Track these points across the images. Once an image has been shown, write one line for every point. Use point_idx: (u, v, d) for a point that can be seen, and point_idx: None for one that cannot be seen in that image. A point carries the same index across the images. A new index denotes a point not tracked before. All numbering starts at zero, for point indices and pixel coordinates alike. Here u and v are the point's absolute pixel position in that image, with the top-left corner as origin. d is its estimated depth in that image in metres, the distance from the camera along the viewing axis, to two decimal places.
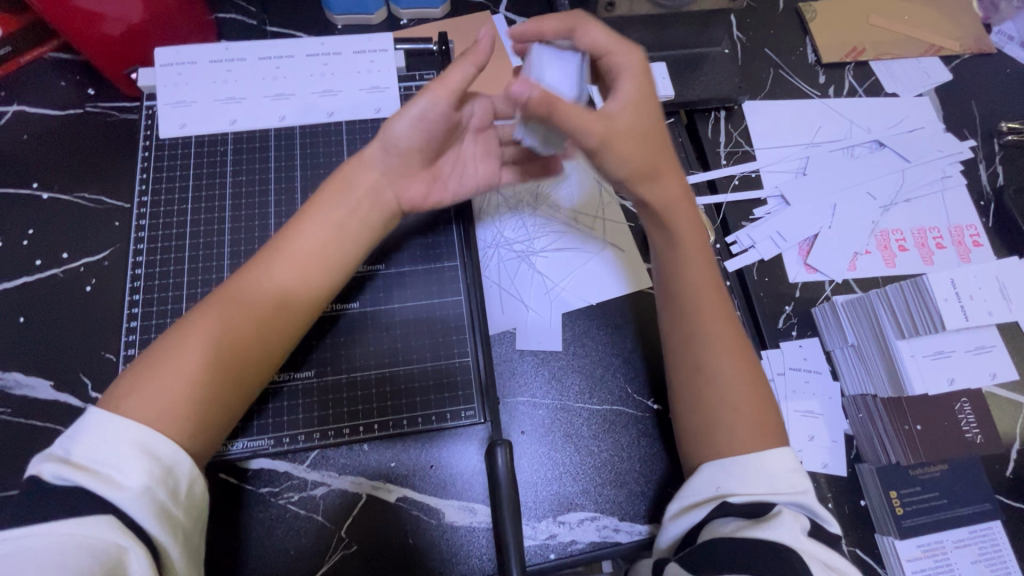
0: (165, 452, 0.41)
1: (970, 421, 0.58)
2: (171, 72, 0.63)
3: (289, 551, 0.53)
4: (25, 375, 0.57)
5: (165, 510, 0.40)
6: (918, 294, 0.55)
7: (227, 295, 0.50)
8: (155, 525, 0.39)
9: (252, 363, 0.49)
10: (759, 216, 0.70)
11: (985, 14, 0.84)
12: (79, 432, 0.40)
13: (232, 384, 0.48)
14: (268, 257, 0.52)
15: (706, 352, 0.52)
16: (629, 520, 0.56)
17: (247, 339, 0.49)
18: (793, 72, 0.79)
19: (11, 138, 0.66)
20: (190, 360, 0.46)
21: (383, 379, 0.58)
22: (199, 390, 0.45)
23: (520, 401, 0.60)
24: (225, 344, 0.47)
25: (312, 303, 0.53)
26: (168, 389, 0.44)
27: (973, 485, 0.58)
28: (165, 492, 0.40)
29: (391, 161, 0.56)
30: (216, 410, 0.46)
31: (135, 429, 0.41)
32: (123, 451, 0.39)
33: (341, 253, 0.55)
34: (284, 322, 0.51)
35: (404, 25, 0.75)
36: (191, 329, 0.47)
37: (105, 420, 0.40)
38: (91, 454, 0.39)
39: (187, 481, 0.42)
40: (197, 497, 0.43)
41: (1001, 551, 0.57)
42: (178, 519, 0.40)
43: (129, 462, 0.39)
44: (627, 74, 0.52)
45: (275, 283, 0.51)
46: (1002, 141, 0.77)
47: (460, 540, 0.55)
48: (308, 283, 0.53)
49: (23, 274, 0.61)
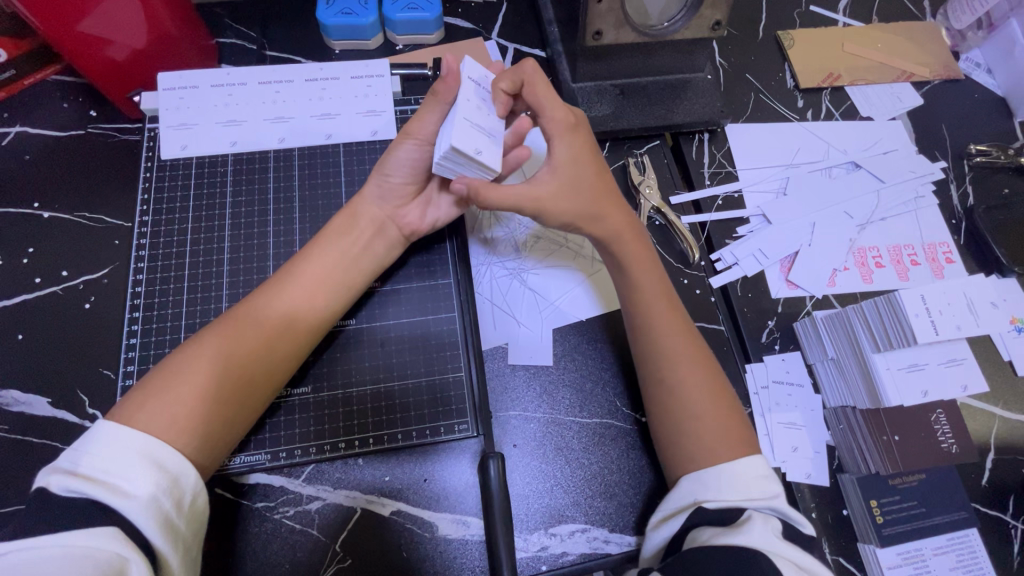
0: (171, 464, 0.43)
1: (946, 432, 0.61)
2: (173, 96, 0.66)
3: (283, 566, 0.54)
4: (23, 393, 0.58)
5: (169, 521, 0.41)
6: (890, 310, 0.58)
7: (238, 315, 0.52)
8: (159, 535, 0.40)
9: (260, 378, 0.51)
10: (742, 233, 0.73)
11: (953, 43, 0.88)
12: (85, 444, 0.41)
13: (239, 399, 0.50)
14: (278, 281, 0.55)
15: (663, 364, 0.56)
16: (619, 531, 0.58)
17: (256, 356, 0.51)
18: (773, 97, 0.83)
19: (14, 158, 0.67)
20: (201, 374, 0.48)
21: (378, 395, 0.59)
22: (208, 402, 0.47)
23: (512, 414, 0.62)
24: (234, 361, 0.50)
25: (317, 324, 0.55)
26: (178, 402, 0.46)
27: (950, 494, 0.60)
28: (170, 502, 0.41)
29: (385, 199, 0.60)
30: (223, 422, 0.48)
31: (143, 440, 0.42)
32: (129, 463, 0.41)
33: (344, 279, 0.58)
34: (291, 341, 0.53)
35: (399, 50, 0.78)
36: (202, 346, 0.49)
37: (113, 432, 0.42)
38: (98, 466, 0.40)
39: (190, 493, 0.43)
40: (198, 508, 0.44)
41: (978, 558, 0.59)
42: (180, 530, 0.42)
43: (136, 474, 0.41)
44: (559, 136, 0.57)
45: (286, 305, 0.54)
46: (972, 162, 0.80)
47: (453, 552, 0.55)
48: (312, 306, 0.55)
49: (22, 292, 0.62)
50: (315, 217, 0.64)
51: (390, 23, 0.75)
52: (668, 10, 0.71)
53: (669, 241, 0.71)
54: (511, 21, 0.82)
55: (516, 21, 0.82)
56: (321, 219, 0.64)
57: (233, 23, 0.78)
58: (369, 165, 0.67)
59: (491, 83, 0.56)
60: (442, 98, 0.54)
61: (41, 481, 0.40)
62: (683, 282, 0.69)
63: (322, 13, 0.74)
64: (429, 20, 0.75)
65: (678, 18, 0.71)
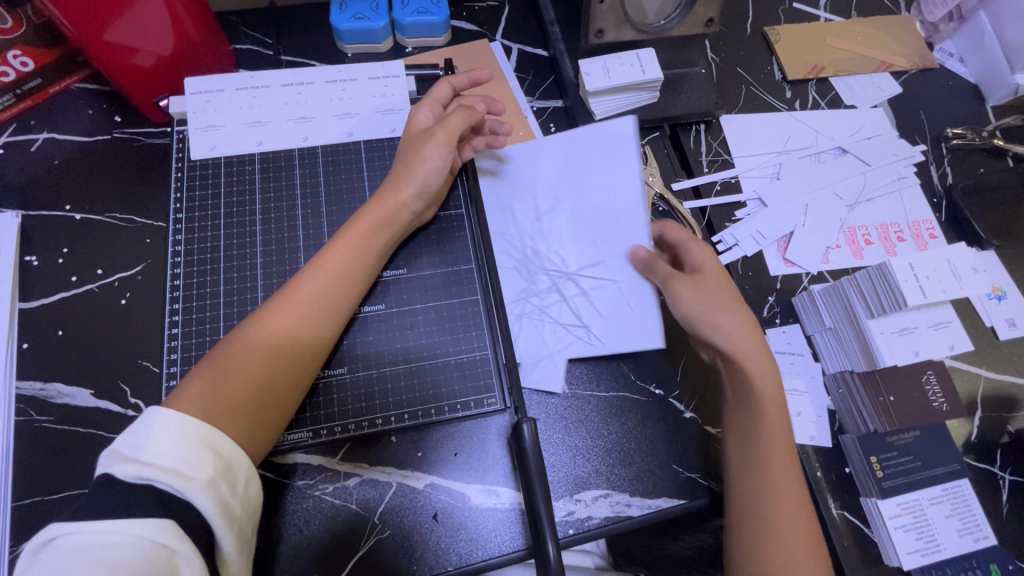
0: (225, 450, 0.46)
1: (936, 392, 0.66)
2: (200, 99, 0.69)
3: (325, 539, 0.57)
4: (67, 385, 0.60)
5: (225, 504, 0.44)
6: (882, 278, 0.62)
7: (269, 312, 0.55)
8: (217, 517, 0.43)
9: (305, 361, 0.55)
10: (740, 217, 0.78)
11: (927, 35, 0.94)
12: (144, 432, 0.44)
13: (288, 382, 0.54)
14: (302, 277, 0.58)
15: (769, 507, 0.55)
16: (640, 495, 0.61)
17: (300, 341, 0.55)
18: (763, 89, 0.88)
19: (44, 163, 0.70)
20: (253, 365, 0.52)
21: (410, 372, 0.62)
22: (263, 390, 0.52)
23: (533, 391, 0.65)
24: (283, 349, 0.54)
25: (350, 303, 0.59)
26: (235, 392, 0.50)
27: (943, 448, 0.65)
28: (225, 486, 0.45)
29: (423, 203, 0.65)
30: (271, 406, 0.52)
31: (199, 430, 0.45)
32: (187, 450, 0.44)
33: (367, 265, 0.61)
34: (329, 321, 0.57)
35: (409, 53, 0.82)
36: (245, 341, 0.53)
37: (170, 421, 0.45)
38: (158, 452, 0.43)
39: (243, 477, 0.47)
40: (250, 493, 0.47)
41: (971, 507, 0.64)
42: (235, 512, 0.45)
43: (195, 460, 0.44)
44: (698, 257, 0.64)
45: (317, 292, 0.57)
46: (949, 145, 0.86)
47: (484, 520, 0.59)
48: (346, 291, 0.59)
49: (59, 290, 0.64)
50: (341, 211, 0.67)
51: (401, 27, 0.79)
52: (663, 9, 0.76)
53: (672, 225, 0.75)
54: (514, 23, 0.86)
55: (519, 23, 0.87)
56: (345, 212, 0.67)
57: (249, 30, 0.81)
58: (390, 160, 0.71)
59: (607, 79, 0.74)
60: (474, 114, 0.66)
61: (107, 465, 0.44)
62: None
63: (336, 19, 0.77)
64: (437, 23, 0.79)
65: (673, 15, 0.76)
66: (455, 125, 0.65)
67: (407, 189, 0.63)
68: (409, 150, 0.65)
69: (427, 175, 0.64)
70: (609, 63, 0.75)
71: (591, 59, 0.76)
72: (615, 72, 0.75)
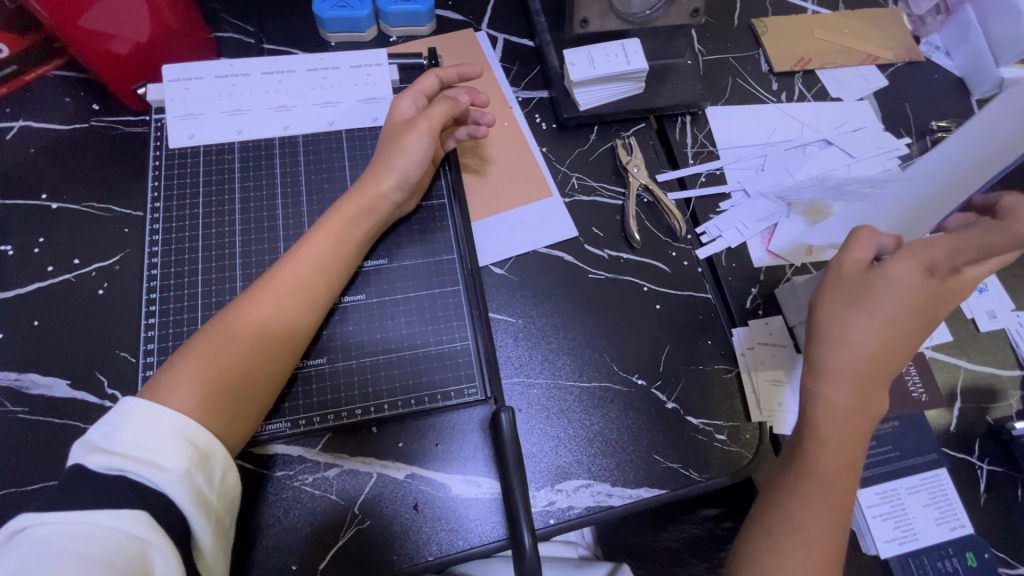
0: (200, 440, 0.45)
1: (916, 382, 0.67)
2: (179, 87, 0.68)
3: (304, 529, 0.57)
4: (42, 376, 0.60)
5: (201, 495, 0.44)
6: None
7: (250, 300, 0.55)
8: (192, 508, 0.43)
9: (286, 350, 0.55)
10: (724, 208, 0.78)
11: (914, 28, 0.95)
12: (117, 422, 0.44)
13: (268, 373, 0.54)
14: (283, 265, 0.57)
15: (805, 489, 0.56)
16: (621, 485, 0.61)
17: (280, 331, 0.55)
18: (750, 81, 0.87)
19: (19, 151, 0.69)
20: (232, 355, 0.52)
21: (390, 363, 0.62)
22: (242, 380, 0.51)
23: (515, 381, 0.65)
24: (262, 340, 0.54)
25: (331, 292, 0.59)
26: (213, 382, 0.50)
27: (920, 438, 0.66)
28: (201, 477, 0.44)
29: (405, 193, 0.65)
30: (251, 396, 0.52)
31: (173, 421, 0.45)
32: (162, 440, 0.43)
33: (348, 256, 0.61)
34: (310, 310, 0.57)
35: (393, 42, 0.81)
36: (224, 331, 0.53)
37: (144, 410, 0.44)
38: (131, 443, 0.43)
39: (221, 468, 0.46)
40: (229, 484, 0.47)
41: (949, 496, 0.64)
42: (212, 503, 0.45)
43: (169, 451, 0.43)
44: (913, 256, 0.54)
45: (298, 281, 0.57)
46: (933, 138, 0.86)
47: (465, 511, 0.58)
48: (328, 280, 0.59)
49: (35, 280, 0.63)
50: (322, 200, 0.67)
51: (384, 15, 0.78)
52: None
53: (656, 216, 0.75)
54: (499, 13, 0.86)
55: (504, 13, 0.86)
56: (326, 201, 0.67)
57: (230, 17, 0.80)
58: (372, 150, 0.70)
59: (592, 69, 0.74)
60: (456, 105, 0.66)
61: (79, 455, 0.43)
62: (672, 255, 0.73)
63: (318, 7, 0.76)
64: (421, 12, 0.78)
65: (658, 5, 0.75)
66: (437, 116, 0.64)
67: (388, 179, 0.63)
68: (391, 138, 0.65)
69: (407, 167, 0.63)
70: (593, 54, 0.75)
71: (576, 48, 0.76)
72: (601, 62, 0.74)
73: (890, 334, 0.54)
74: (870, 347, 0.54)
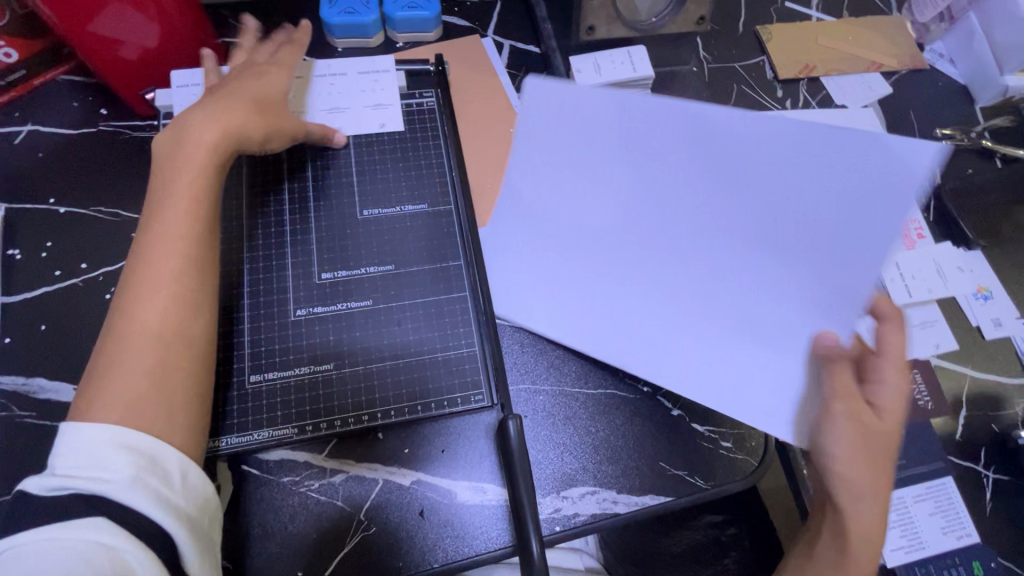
0: (140, 443, 0.44)
1: (923, 392, 0.68)
2: (186, 92, 0.68)
3: (311, 536, 0.57)
4: (49, 380, 0.60)
5: (159, 496, 0.42)
6: None
7: (135, 284, 0.50)
8: (151, 508, 0.41)
9: (184, 311, 0.50)
10: None
11: (918, 36, 0.95)
12: (58, 448, 0.43)
13: (180, 343, 0.49)
14: (153, 235, 0.52)
15: None
16: (627, 492, 0.61)
17: (168, 296, 0.50)
18: (755, 88, 0.88)
19: (28, 155, 0.69)
20: (135, 353, 0.47)
21: (398, 369, 0.62)
22: (155, 366, 0.47)
23: (521, 387, 0.65)
24: (158, 316, 0.49)
25: (200, 229, 0.53)
26: (126, 389, 0.46)
27: (927, 447, 0.66)
28: (155, 479, 0.43)
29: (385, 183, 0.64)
30: (169, 372, 0.48)
31: (109, 431, 0.43)
32: (102, 452, 0.42)
33: (205, 194, 0.55)
34: (186, 259, 0.52)
35: (400, 48, 0.81)
36: (117, 341, 0.48)
37: (74, 433, 0.43)
38: (73, 463, 0.42)
39: (175, 470, 0.45)
40: (192, 484, 0.46)
41: (954, 505, 0.64)
42: (177, 504, 0.43)
43: (112, 459, 0.42)
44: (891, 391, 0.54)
45: (165, 242, 0.51)
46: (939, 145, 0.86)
47: (471, 517, 0.58)
48: (191, 219, 0.53)
49: (43, 284, 0.63)
50: (330, 207, 0.67)
51: (391, 22, 0.79)
52: (656, 6, 0.78)
53: None
54: (506, 19, 0.86)
55: (510, 19, 0.86)
56: (333, 207, 0.67)
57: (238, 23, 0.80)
58: (379, 157, 0.71)
59: (598, 76, 0.74)
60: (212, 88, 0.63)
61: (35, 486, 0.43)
62: None
63: (325, 13, 0.76)
64: (428, 18, 0.79)
65: (665, 13, 0.78)
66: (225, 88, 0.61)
67: (231, 127, 0.57)
68: (210, 100, 0.59)
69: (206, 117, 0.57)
70: (600, 60, 0.76)
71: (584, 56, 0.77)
72: (608, 69, 0.75)
73: (860, 433, 0.53)
74: (845, 451, 0.53)
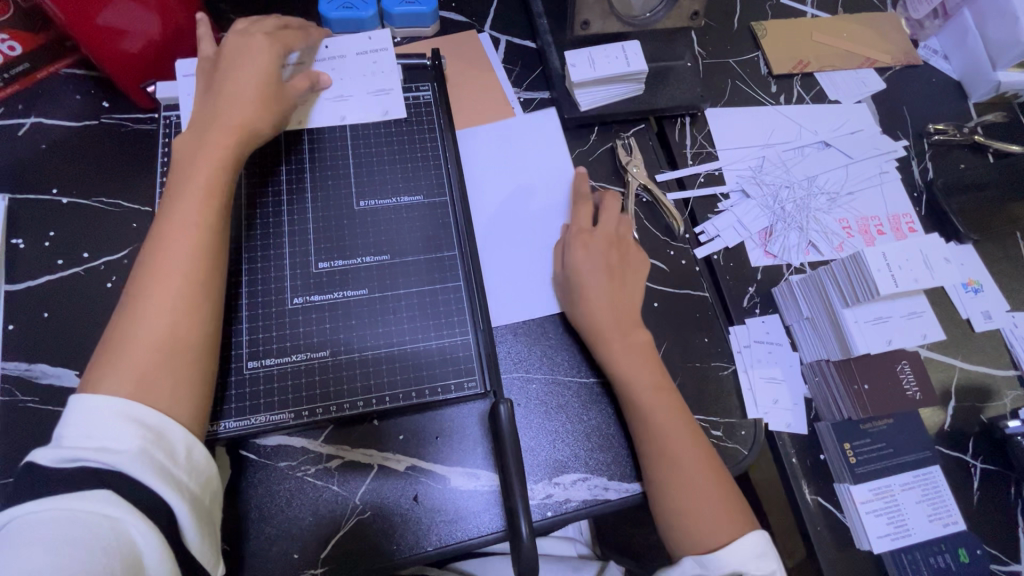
0: (148, 419, 0.45)
1: (910, 381, 0.67)
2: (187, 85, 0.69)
3: (307, 519, 0.58)
4: (52, 366, 0.61)
5: (164, 468, 0.44)
6: (856, 267, 0.63)
7: (145, 275, 0.52)
8: (155, 479, 0.43)
9: (194, 296, 0.52)
10: (722, 208, 0.79)
11: (913, 32, 0.95)
12: (67, 422, 0.44)
13: (189, 327, 0.51)
14: (161, 227, 0.54)
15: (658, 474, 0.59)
16: (618, 479, 0.62)
17: (181, 279, 0.52)
18: (749, 83, 0.89)
19: (31, 147, 0.70)
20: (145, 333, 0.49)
21: (392, 356, 0.63)
22: (162, 347, 0.49)
23: (514, 376, 0.66)
24: (169, 299, 0.51)
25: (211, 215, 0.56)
26: (135, 366, 0.48)
27: (915, 436, 0.66)
28: (161, 452, 0.44)
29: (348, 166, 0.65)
30: (178, 354, 0.50)
31: (117, 404, 0.45)
32: (110, 425, 0.44)
33: (217, 177, 0.57)
34: (197, 243, 0.54)
35: (398, 43, 0.82)
36: (130, 320, 0.50)
37: (83, 406, 0.44)
38: (82, 435, 0.43)
39: (182, 445, 0.46)
40: (198, 460, 0.47)
41: (942, 494, 0.65)
42: (180, 477, 0.45)
43: (120, 433, 0.43)
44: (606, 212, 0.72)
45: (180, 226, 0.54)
46: (931, 140, 0.87)
47: (464, 501, 0.60)
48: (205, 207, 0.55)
49: (45, 272, 0.65)
50: (326, 198, 0.68)
51: (389, 17, 0.80)
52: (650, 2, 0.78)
53: (655, 216, 0.76)
54: (503, 15, 0.87)
55: (508, 15, 0.87)
56: (330, 198, 0.68)
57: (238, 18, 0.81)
58: (376, 149, 0.72)
59: (592, 71, 0.75)
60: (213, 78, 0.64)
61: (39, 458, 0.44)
62: (670, 254, 0.74)
63: (325, 7, 0.77)
64: (425, 13, 0.80)
65: (659, 7, 0.78)
66: (228, 81, 0.62)
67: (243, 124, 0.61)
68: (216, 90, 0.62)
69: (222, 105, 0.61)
70: (595, 55, 0.76)
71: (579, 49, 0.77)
72: (602, 63, 0.76)
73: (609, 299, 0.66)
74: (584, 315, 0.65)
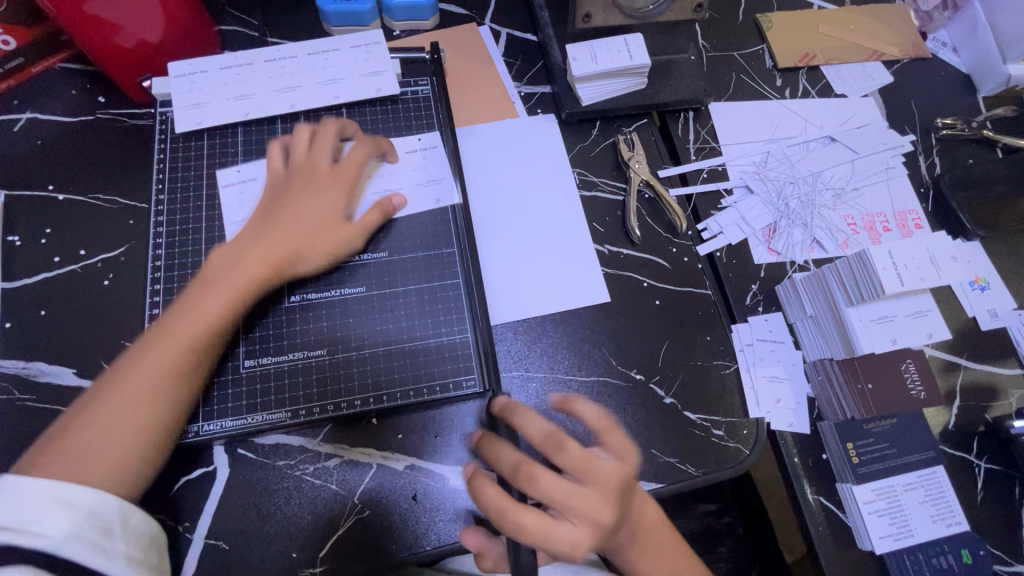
0: (83, 499, 0.44)
1: (914, 379, 0.66)
2: (184, 81, 0.68)
3: (305, 518, 0.58)
4: (49, 364, 0.61)
5: (96, 543, 0.43)
6: (861, 265, 0.62)
7: (132, 358, 0.51)
8: (85, 556, 0.42)
9: (174, 397, 0.51)
10: (725, 204, 0.78)
11: (921, 24, 0.94)
12: None
13: (158, 424, 0.50)
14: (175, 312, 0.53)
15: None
16: None
17: (164, 376, 0.51)
18: (754, 76, 0.87)
19: (26, 143, 0.70)
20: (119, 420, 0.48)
21: (390, 355, 0.62)
22: (135, 438, 0.48)
23: (513, 374, 0.66)
24: (147, 394, 0.50)
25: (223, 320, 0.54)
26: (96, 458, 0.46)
27: (919, 436, 0.66)
28: (94, 530, 0.43)
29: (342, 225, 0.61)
30: (137, 446, 0.49)
31: (51, 487, 0.43)
32: (37, 504, 0.42)
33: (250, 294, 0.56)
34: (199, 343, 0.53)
35: (397, 36, 0.81)
36: (104, 398, 0.49)
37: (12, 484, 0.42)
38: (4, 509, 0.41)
39: (118, 517, 0.45)
40: (136, 525, 0.46)
41: (945, 494, 0.64)
42: (116, 547, 0.44)
43: (49, 513, 0.42)
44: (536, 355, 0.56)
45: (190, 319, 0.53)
46: (938, 135, 0.85)
47: (463, 501, 0.59)
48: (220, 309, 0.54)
49: (42, 269, 0.64)
50: None
51: (388, 10, 0.78)
52: None
53: (658, 213, 0.75)
54: (504, 8, 0.86)
55: (508, 7, 0.86)
56: None
57: (235, 11, 0.80)
58: None
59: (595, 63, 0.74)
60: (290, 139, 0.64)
61: None
62: (672, 251, 0.73)
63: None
64: (425, 6, 0.78)
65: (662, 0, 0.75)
66: (289, 216, 0.59)
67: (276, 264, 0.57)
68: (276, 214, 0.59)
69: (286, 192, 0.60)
70: (596, 48, 0.75)
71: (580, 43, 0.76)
72: (604, 55, 0.74)
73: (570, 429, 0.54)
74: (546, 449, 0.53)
